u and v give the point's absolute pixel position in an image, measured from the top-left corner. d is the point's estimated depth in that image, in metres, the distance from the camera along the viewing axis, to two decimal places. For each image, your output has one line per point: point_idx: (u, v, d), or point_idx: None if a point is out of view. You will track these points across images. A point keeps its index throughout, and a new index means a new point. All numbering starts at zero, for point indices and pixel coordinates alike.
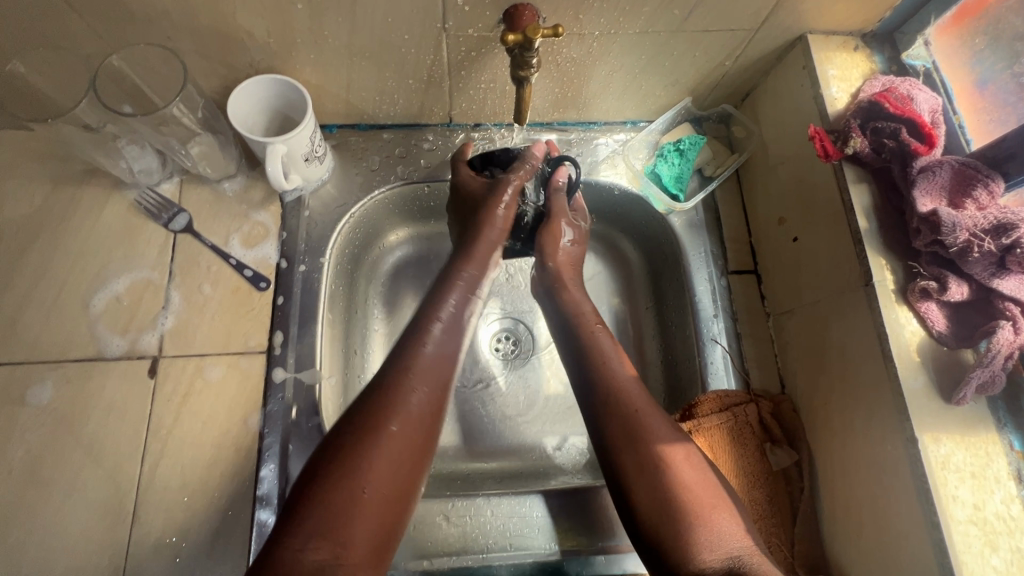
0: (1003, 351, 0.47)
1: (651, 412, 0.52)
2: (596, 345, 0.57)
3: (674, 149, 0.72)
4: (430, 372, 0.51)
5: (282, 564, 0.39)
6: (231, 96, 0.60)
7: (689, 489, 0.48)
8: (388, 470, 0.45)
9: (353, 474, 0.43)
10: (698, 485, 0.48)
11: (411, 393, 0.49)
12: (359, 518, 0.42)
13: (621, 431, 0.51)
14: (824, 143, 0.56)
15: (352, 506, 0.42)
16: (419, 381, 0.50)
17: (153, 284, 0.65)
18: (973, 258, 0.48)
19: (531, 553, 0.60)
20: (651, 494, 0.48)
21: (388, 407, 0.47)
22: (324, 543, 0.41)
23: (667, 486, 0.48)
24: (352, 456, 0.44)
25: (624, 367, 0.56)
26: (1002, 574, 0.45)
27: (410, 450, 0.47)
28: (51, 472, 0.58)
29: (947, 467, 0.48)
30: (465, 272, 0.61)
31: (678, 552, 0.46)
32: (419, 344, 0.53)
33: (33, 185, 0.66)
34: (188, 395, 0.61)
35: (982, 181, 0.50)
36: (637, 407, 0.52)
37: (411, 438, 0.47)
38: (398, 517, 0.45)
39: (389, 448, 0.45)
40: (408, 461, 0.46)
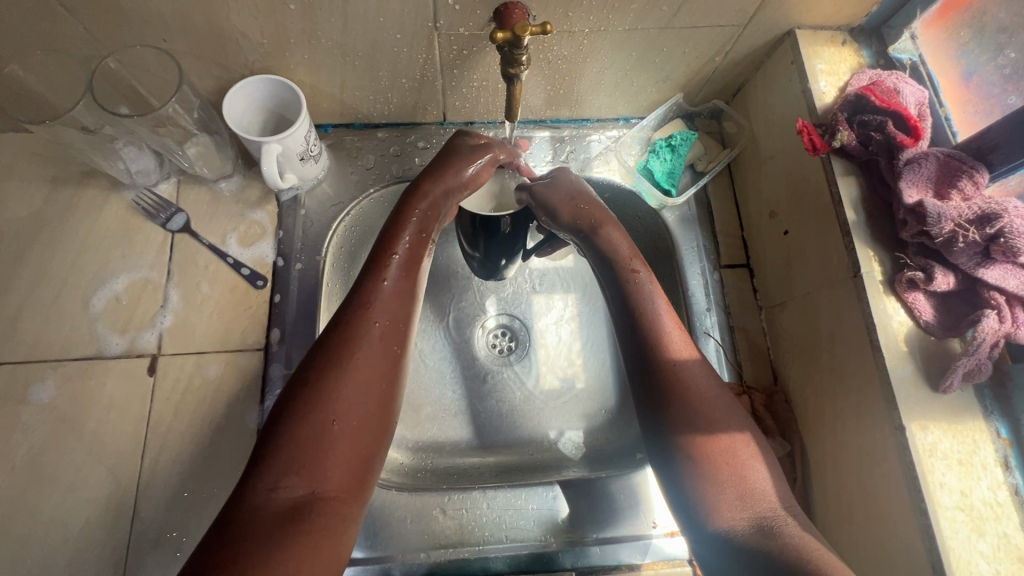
0: (988, 340, 0.48)
1: (699, 373, 0.51)
2: (643, 296, 0.55)
3: (666, 145, 0.73)
4: (391, 307, 0.50)
5: (253, 504, 0.39)
6: (226, 97, 0.60)
7: (729, 449, 0.47)
8: (354, 404, 0.44)
9: (318, 410, 0.42)
10: (737, 444, 0.48)
11: (371, 329, 0.48)
12: (329, 458, 0.42)
13: (671, 385, 0.50)
14: (812, 136, 0.57)
15: (320, 441, 0.42)
16: (379, 321, 0.48)
17: (152, 283, 0.66)
18: (958, 248, 0.49)
19: (527, 545, 0.61)
20: (693, 453, 0.47)
21: (348, 345, 0.46)
22: (296, 482, 0.40)
23: (714, 444, 0.47)
24: (314, 395, 0.43)
25: (676, 324, 0.54)
26: (989, 559, 0.45)
27: (374, 388, 0.46)
28: (53, 468, 0.59)
29: (935, 454, 0.48)
30: (419, 208, 0.56)
31: (713, 506, 0.45)
32: (376, 283, 0.51)
33: (32, 186, 0.67)
34: (187, 392, 0.62)
35: (967, 172, 0.51)
36: (684, 366, 0.51)
37: (375, 375, 0.46)
38: (370, 456, 0.44)
39: (351, 386, 0.44)
40: (369, 400, 0.45)
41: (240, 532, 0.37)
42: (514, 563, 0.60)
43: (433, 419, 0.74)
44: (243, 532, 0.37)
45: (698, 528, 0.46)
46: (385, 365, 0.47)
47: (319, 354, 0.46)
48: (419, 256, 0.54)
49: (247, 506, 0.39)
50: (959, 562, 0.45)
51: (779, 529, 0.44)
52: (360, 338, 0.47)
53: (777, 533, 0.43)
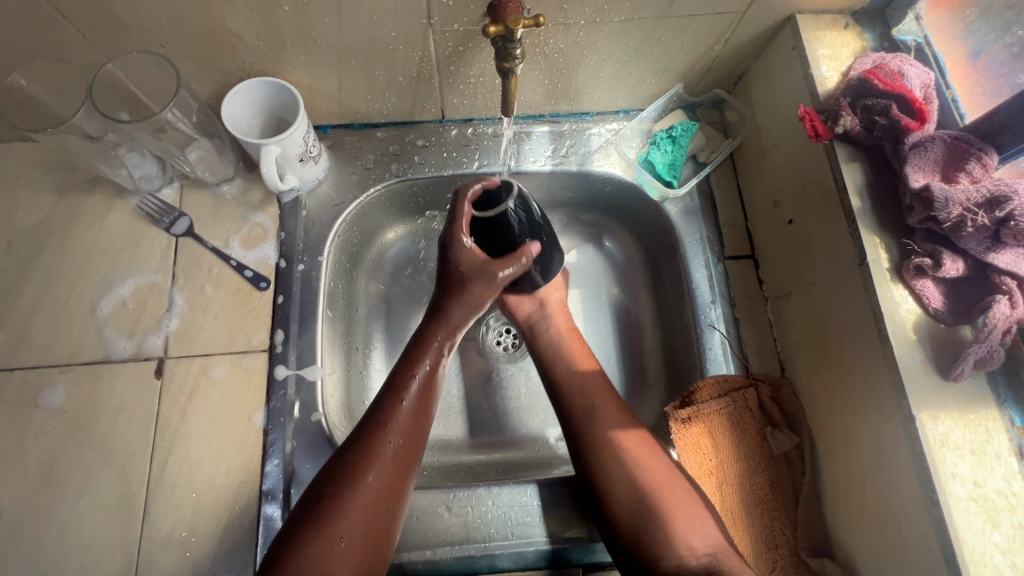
0: (1000, 326, 0.46)
1: (617, 425, 0.58)
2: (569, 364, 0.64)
3: (667, 136, 0.72)
4: (405, 423, 0.54)
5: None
6: (224, 100, 0.61)
7: (660, 498, 0.53)
8: (361, 520, 0.49)
9: (335, 516, 0.48)
10: (668, 494, 0.54)
11: (387, 436, 0.53)
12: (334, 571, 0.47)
13: (598, 447, 0.57)
14: (814, 123, 0.56)
15: (334, 544, 0.47)
16: (394, 438, 0.53)
17: (157, 287, 0.66)
18: (967, 232, 0.48)
19: (533, 542, 0.60)
20: (629, 506, 0.54)
21: (365, 461, 0.51)
22: None
23: (644, 496, 0.54)
24: (326, 513, 0.48)
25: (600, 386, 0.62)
26: (1004, 551, 0.44)
27: (382, 501, 0.50)
28: (65, 472, 0.60)
29: (946, 444, 0.47)
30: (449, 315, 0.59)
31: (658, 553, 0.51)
32: (396, 397, 0.55)
33: (39, 194, 0.68)
34: (193, 394, 0.63)
35: (975, 155, 0.50)
36: (605, 423, 0.58)
37: (387, 478, 0.51)
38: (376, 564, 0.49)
39: (362, 504, 0.49)
40: (376, 510, 0.50)
41: None
42: (521, 560, 0.60)
43: (439, 416, 0.74)
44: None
45: None
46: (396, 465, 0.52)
47: (338, 468, 0.51)
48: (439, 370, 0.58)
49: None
50: (971, 554, 0.44)
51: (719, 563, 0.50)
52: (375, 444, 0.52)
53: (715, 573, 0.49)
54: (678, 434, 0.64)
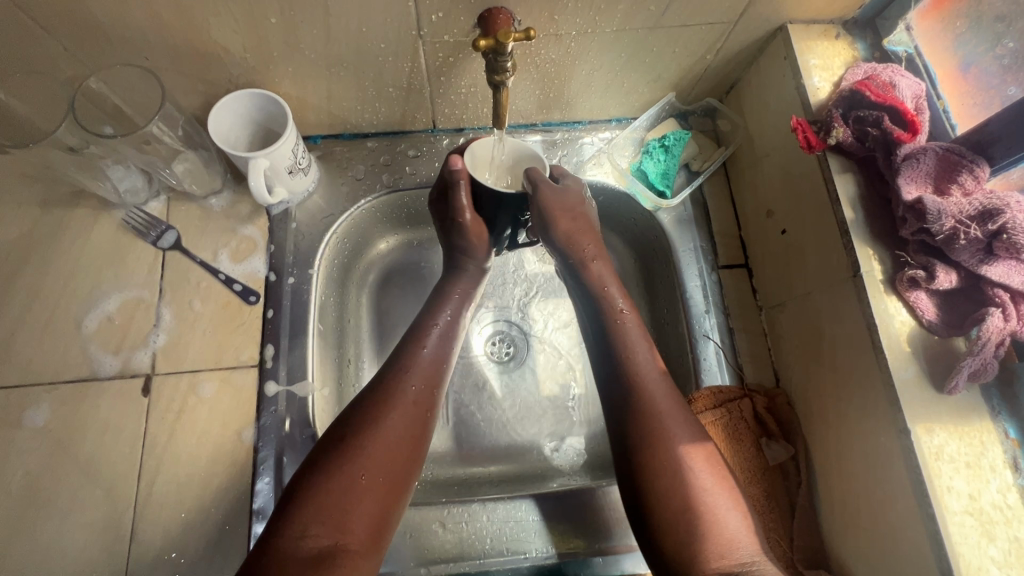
0: (994, 339, 0.46)
1: (676, 414, 0.52)
2: (621, 332, 0.57)
3: (659, 145, 0.72)
4: (425, 371, 0.56)
5: (281, 549, 0.43)
6: (210, 112, 0.59)
7: (702, 498, 0.48)
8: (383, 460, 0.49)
9: (350, 464, 0.48)
10: (712, 492, 0.48)
11: (406, 389, 0.54)
12: (357, 503, 0.47)
13: (672, 458, 0.49)
14: (807, 134, 0.56)
15: (347, 493, 0.46)
16: (416, 383, 0.55)
17: (144, 302, 0.65)
18: (959, 245, 0.48)
19: (529, 557, 0.60)
20: (668, 494, 0.48)
21: (386, 402, 0.52)
22: (323, 529, 0.45)
23: (684, 492, 0.48)
24: (347, 449, 0.48)
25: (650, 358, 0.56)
26: (1000, 565, 0.44)
27: (403, 444, 0.51)
28: (50, 493, 0.58)
29: (941, 458, 0.47)
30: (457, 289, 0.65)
31: (684, 554, 0.46)
32: (416, 349, 0.58)
33: (22, 209, 0.67)
34: (182, 411, 0.62)
35: (967, 167, 0.49)
36: (667, 410, 0.52)
37: (406, 435, 0.52)
38: (395, 499, 0.50)
39: (382, 443, 0.50)
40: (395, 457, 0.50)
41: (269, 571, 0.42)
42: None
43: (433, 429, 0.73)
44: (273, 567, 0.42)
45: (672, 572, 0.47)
46: (414, 419, 0.53)
47: (354, 410, 0.52)
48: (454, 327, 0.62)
49: (278, 548, 0.43)
50: (968, 568, 0.44)
51: None
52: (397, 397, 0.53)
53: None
54: None
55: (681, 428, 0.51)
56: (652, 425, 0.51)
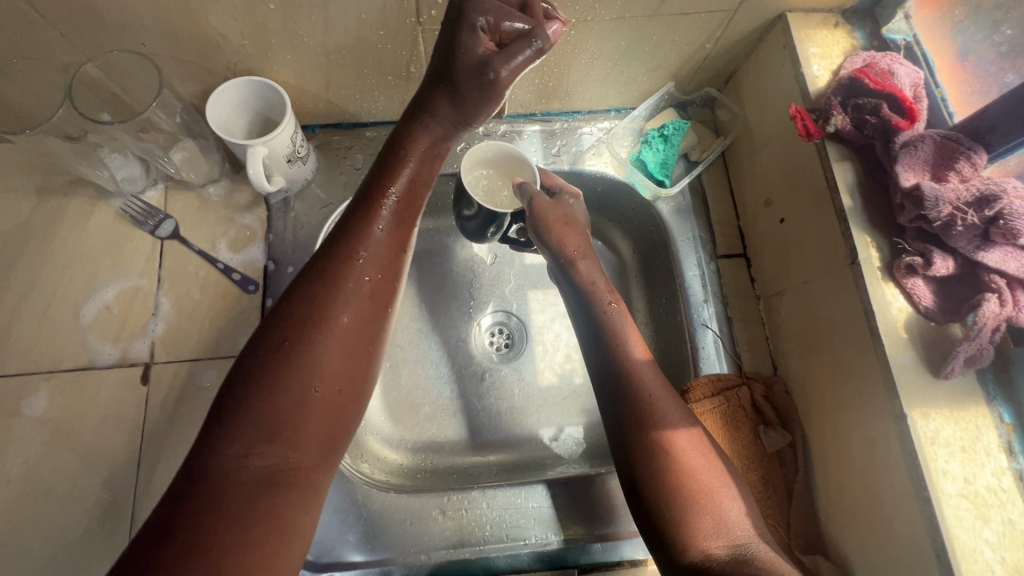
0: (989, 324, 0.47)
1: (666, 402, 0.52)
2: (609, 321, 0.57)
3: (658, 135, 0.72)
4: (380, 260, 0.46)
5: (226, 468, 0.36)
6: (209, 100, 0.59)
7: (695, 481, 0.48)
8: (341, 350, 0.41)
9: (289, 369, 0.39)
10: (705, 476, 0.49)
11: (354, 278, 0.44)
12: (308, 411, 0.39)
13: (659, 446, 0.50)
14: (806, 122, 0.55)
15: (287, 423, 0.38)
16: (364, 258, 0.45)
17: (142, 291, 0.65)
18: (957, 231, 0.48)
19: (529, 543, 0.60)
20: (660, 481, 0.49)
21: (334, 284, 0.43)
22: (271, 447, 0.38)
23: (677, 479, 0.48)
24: (300, 336, 0.40)
25: (640, 347, 0.56)
26: (993, 546, 0.45)
27: (362, 333, 0.43)
28: (49, 482, 0.58)
29: (937, 442, 0.48)
30: (417, 144, 0.50)
31: (686, 538, 0.47)
32: (358, 235, 0.45)
33: (20, 198, 0.67)
34: (182, 399, 0.62)
35: (965, 154, 0.49)
36: (654, 399, 0.52)
37: (358, 307, 0.43)
38: (353, 411, 0.42)
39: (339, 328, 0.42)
40: (354, 334, 0.43)
41: (217, 503, 0.35)
42: (518, 563, 0.61)
43: (435, 420, 0.73)
44: (224, 506, 0.35)
45: (670, 556, 0.47)
46: (363, 338, 0.43)
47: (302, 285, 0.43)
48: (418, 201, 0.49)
49: (207, 479, 0.36)
50: (963, 550, 0.45)
51: (751, 556, 0.46)
52: (336, 285, 0.43)
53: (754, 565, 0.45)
54: None
55: (671, 417, 0.51)
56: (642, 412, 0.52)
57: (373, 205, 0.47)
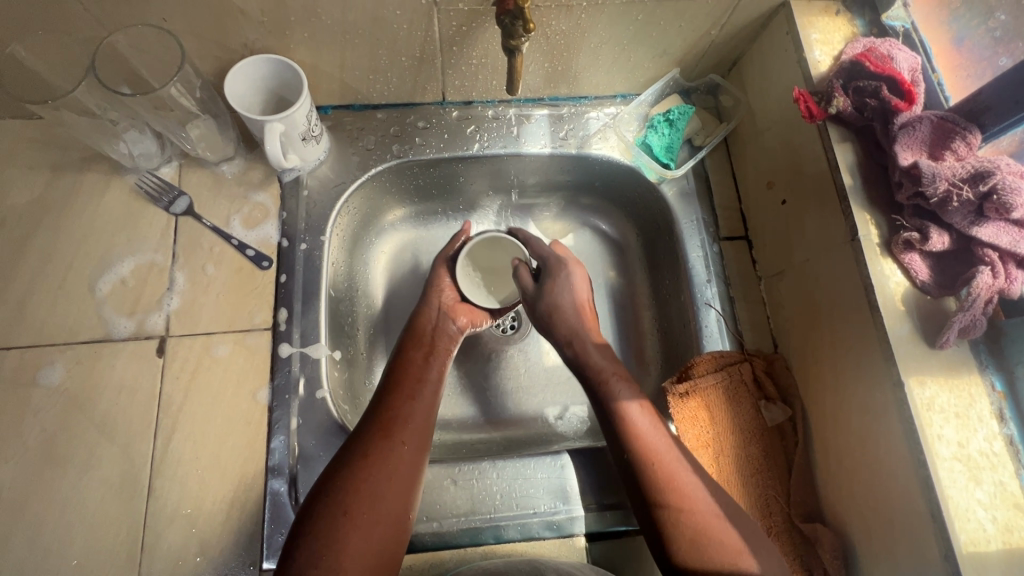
0: (983, 295, 0.49)
1: (676, 470, 0.55)
2: (610, 390, 0.60)
3: (664, 120, 0.74)
4: (417, 426, 0.55)
5: None
6: (226, 76, 0.60)
7: (712, 549, 0.51)
8: (394, 470, 0.51)
9: (340, 498, 0.48)
10: (722, 543, 0.51)
11: (399, 447, 0.53)
12: (371, 530, 0.48)
13: (676, 516, 0.53)
14: (809, 104, 0.57)
15: (339, 526, 0.47)
16: (409, 443, 0.54)
17: (157, 266, 0.66)
18: (953, 207, 0.50)
19: (537, 513, 0.62)
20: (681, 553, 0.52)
21: (384, 435, 0.53)
22: None
23: (694, 548, 0.51)
24: (357, 471, 0.50)
25: (648, 414, 0.59)
26: (985, 507, 0.47)
27: (412, 454, 0.53)
28: (65, 451, 0.59)
29: (933, 408, 0.50)
30: (446, 296, 0.67)
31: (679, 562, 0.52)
32: (410, 401, 0.57)
33: (34, 173, 0.67)
34: (197, 371, 0.63)
35: (960, 134, 0.52)
36: (664, 469, 0.55)
37: (399, 472, 0.52)
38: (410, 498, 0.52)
39: (399, 454, 0.52)
40: (410, 461, 0.53)
41: None
42: (527, 532, 0.61)
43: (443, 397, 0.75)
44: None
45: None
46: (399, 468, 0.52)
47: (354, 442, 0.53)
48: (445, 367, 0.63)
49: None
50: (957, 509, 0.47)
51: None
52: (384, 451, 0.52)
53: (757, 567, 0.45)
54: (675, 409, 0.66)
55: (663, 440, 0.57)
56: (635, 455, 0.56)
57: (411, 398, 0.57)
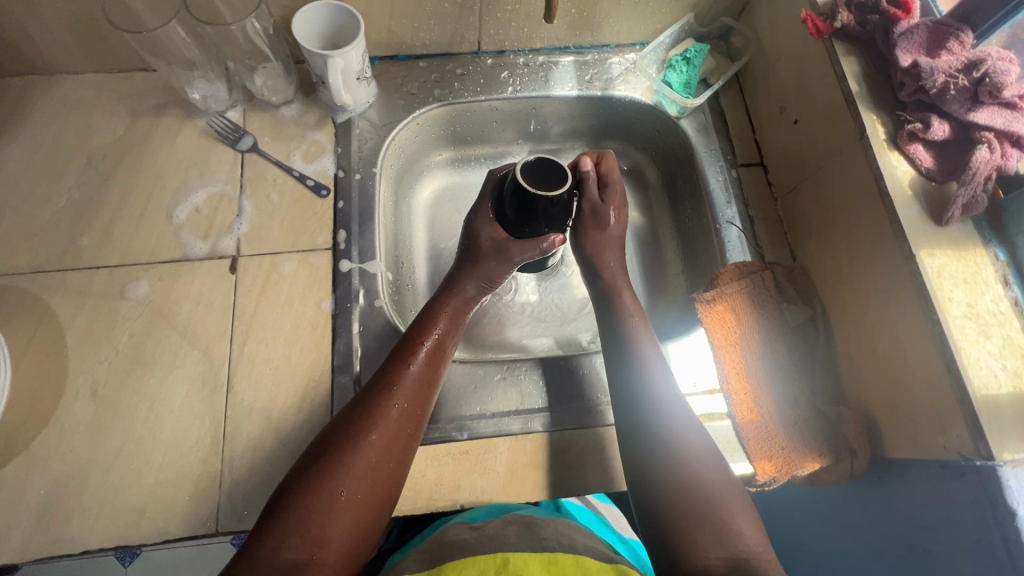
0: (983, 170, 0.54)
1: (680, 433, 0.59)
2: (633, 332, 0.66)
3: (681, 58, 0.80)
4: (410, 398, 0.58)
5: (261, 556, 0.48)
6: (293, 20, 0.68)
7: (699, 494, 0.55)
8: (373, 457, 0.54)
9: (331, 481, 0.51)
10: (705, 491, 0.55)
11: (374, 431, 0.55)
12: (340, 514, 0.51)
13: (654, 464, 0.57)
14: (816, 22, 0.64)
15: (327, 511, 0.50)
16: (390, 424, 0.56)
17: (227, 196, 0.73)
18: (950, 95, 0.56)
19: (581, 403, 0.67)
20: (671, 486, 0.56)
21: (369, 419, 0.55)
22: (300, 544, 0.49)
23: (683, 490, 0.55)
24: (339, 448, 0.53)
25: (664, 375, 0.63)
26: (996, 356, 0.52)
27: (397, 439, 0.56)
28: (152, 353, 0.65)
29: (943, 274, 0.55)
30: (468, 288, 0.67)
31: (686, 546, 0.53)
32: (403, 367, 0.59)
33: (115, 117, 0.75)
34: (266, 285, 0.69)
35: (954, 35, 0.58)
36: (663, 431, 0.59)
37: (381, 456, 0.54)
38: (395, 477, 0.55)
39: (379, 437, 0.55)
40: (387, 452, 0.55)
41: None
42: (573, 420, 0.66)
43: (486, 324, 0.83)
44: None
45: (673, 564, 0.53)
46: (381, 462, 0.54)
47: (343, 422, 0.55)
48: (447, 346, 0.63)
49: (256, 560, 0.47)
50: (970, 359, 0.52)
51: (748, 567, 0.51)
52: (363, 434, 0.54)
53: (750, 570, 0.51)
54: (704, 312, 0.72)
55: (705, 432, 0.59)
56: (672, 455, 0.58)
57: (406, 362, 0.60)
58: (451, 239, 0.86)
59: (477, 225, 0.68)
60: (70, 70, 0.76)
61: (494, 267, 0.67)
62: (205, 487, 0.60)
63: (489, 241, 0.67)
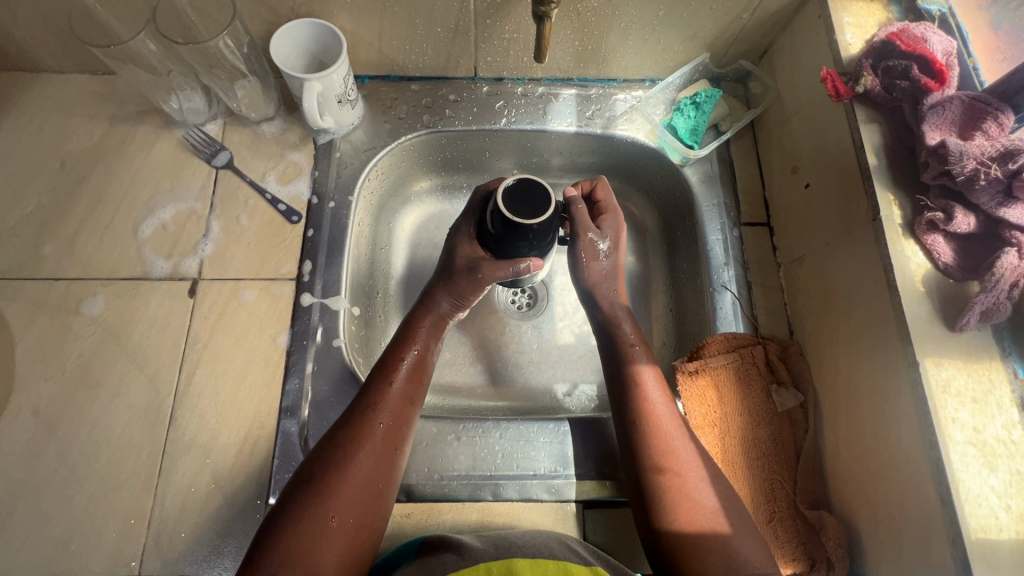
0: (1007, 277, 0.48)
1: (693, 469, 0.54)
2: (632, 365, 0.60)
3: (690, 102, 0.75)
4: (394, 417, 0.55)
5: None
6: (273, 38, 0.65)
7: (713, 535, 0.51)
8: (360, 480, 0.50)
9: (321, 506, 0.48)
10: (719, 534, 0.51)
11: (358, 453, 0.51)
12: (331, 543, 0.47)
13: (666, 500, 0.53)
14: (835, 83, 0.58)
15: (317, 537, 0.46)
16: (375, 445, 0.52)
17: (196, 214, 0.70)
18: (980, 186, 0.49)
19: (537, 475, 0.62)
20: (679, 527, 0.51)
21: (352, 440, 0.52)
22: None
23: (698, 531, 0.51)
24: (323, 473, 0.50)
25: (668, 412, 0.57)
26: (999, 495, 0.45)
27: (383, 460, 0.52)
28: (98, 375, 0.63)
29: (948, 390, 0.48)
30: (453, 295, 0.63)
31: None
32: (385, 384, 0.56)
33: (94, 122, 0.73)
34: (223, 313, 0.66)
35: (992, 114, 0.51)
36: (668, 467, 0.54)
37: (369, 479, 0.51)
38: (383, 500, 0.51)
39: (364, 459, 0.51)
40: (372, 476, 0.51)
41: None
42: (526, 493, 0.61)
43: (456, 366, 0.79)
44: None
45: None
46: (369, 485, 0.51)
47: (325, 446, 0.52)
48: (427, 362, 0.60)
49: None
50: (968, 495, 0.45)
51: None
52: (348, 456, 0.51)
53: None
54: (683, 386, 0.65)
55: (707, 499, 0.53)
56: (676, 490, 0.53)
57: (388, 380, 0.57)
58: (427, 267, 0.82)
59: (456, 240, 0.63)
60: (54, 69, 0.74)
61: (465, 286, 0.61)
62: (133, 525, 0.58)
63: (463, 259, 0.61)
